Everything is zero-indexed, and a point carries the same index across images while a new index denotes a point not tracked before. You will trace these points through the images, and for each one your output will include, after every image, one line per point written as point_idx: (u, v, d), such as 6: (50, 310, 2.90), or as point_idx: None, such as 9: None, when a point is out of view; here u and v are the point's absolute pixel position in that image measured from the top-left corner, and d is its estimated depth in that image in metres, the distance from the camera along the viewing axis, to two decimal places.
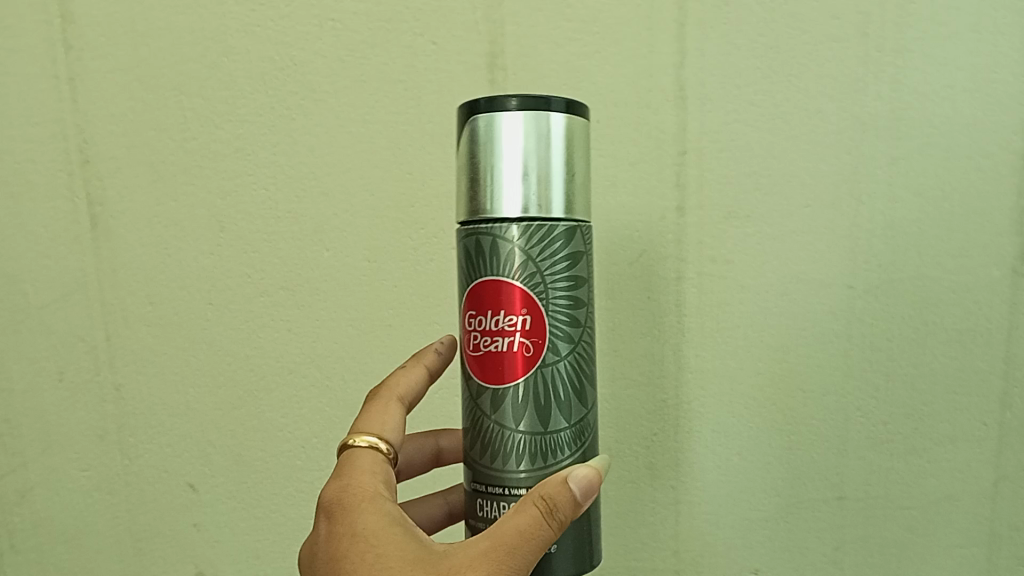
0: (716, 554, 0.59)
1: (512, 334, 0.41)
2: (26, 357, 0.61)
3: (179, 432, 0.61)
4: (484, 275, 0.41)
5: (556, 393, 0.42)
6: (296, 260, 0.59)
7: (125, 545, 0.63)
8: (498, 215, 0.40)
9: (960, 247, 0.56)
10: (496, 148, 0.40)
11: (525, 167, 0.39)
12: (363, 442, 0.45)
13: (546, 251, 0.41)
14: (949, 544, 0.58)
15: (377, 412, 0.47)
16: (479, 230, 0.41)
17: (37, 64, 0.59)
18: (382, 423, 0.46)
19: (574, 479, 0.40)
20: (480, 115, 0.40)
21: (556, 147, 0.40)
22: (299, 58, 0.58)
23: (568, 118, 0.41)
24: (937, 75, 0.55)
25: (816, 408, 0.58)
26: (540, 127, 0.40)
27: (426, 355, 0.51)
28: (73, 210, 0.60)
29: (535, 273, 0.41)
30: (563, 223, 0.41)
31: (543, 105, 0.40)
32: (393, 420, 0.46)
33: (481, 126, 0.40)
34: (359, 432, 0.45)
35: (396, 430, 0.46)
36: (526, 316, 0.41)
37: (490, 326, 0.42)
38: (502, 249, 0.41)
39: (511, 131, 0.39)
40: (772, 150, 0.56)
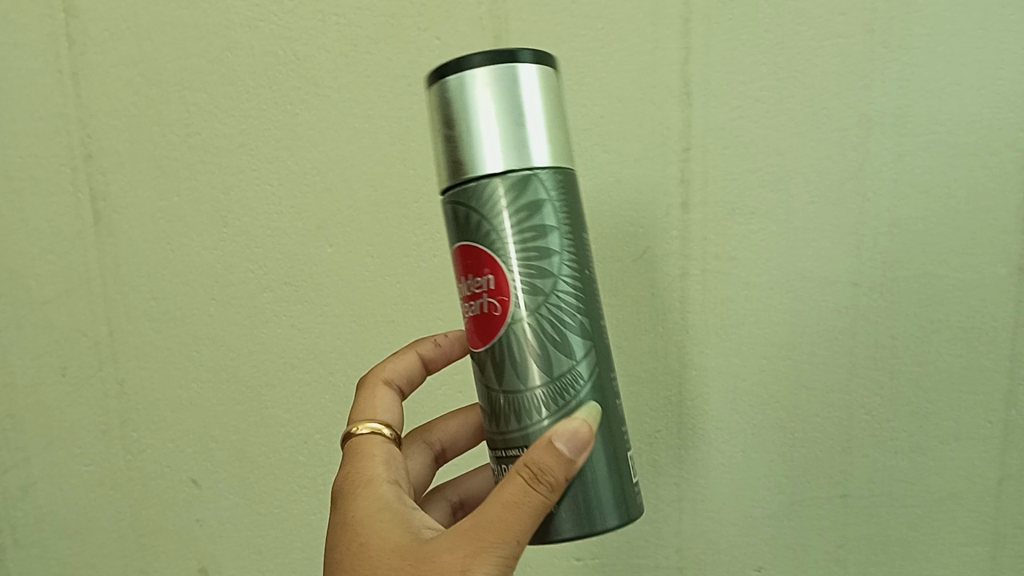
0: (719, 550, 0.59)
1: (484, 295, 0.40)
2: (29, 352, 0.61)
3: (182, 428, 0.61)
4: (470, 239, 0.40)
5: (568, 346, 0.40)
6: (299, 256, 0.59)
7: (129, 540, 0.63)
8: (481, 175, 0.39)
9: (966, 246, 0.56)
10: (466, 110, 0.38)
11: (502, 123, 0.38)
12: (364, 429, 0.46)
13: (533, 202, 0.39)
14: (951, 542, 0.59)
15: (369, 398, 0.49)
16: (462, 193, 0.40)
17: (35, 57, 0.58)
18: (378, 409, 0.48)
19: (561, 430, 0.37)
20: (447, 79, 0.39)
21: (530, 97, 0.38)
22: (302, 54, 0.57)
23: (536, 68, 0.39)
24: (945, 72, 0.55)
25: (821, 404, 0.58)
26: (506, 81, 0.38)
27: (420, 343, 0.52)
28: (75, 204, 0.59)
29: (524, 224, 0.39)
30: (546, 172, 0.40)
31: (508, 59, 0.38)
32: (386, 405, 0.48)
33: (448, 89, 0.39)
34: (361, 420, 0.47)
35: (389, 413, 0.48)
36: (490, 276, 0.40)
37: (467, 291, 0.41)
38: (489, 207, 0.39)
39: (478, 89, 0.38)
40: (778, 147, 0.56)
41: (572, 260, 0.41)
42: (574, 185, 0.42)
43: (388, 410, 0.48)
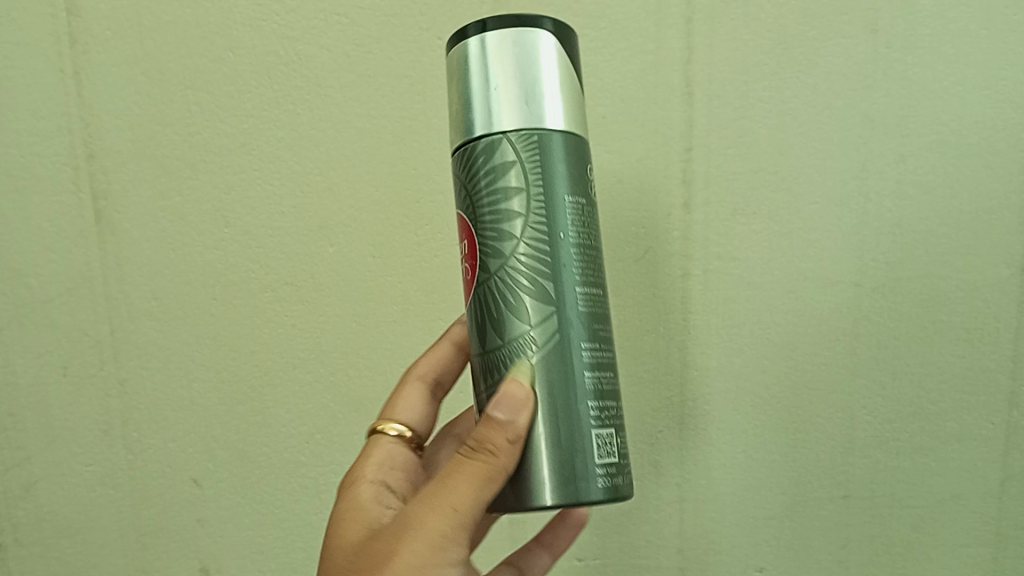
0: (720, 551, 0.59)
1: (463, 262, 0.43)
2: (30, 351, 0.61)
3: (183, 427, 0.61)
4: (473, 197, 0.41)
5: (567, 308, 0.40)
6: (301, 256, 0.59)
7: (130, 539, 0.63)
8: (492, 129, 0.39)
9: (969, 247, 0.56)
10: (474, 78, 0.39)
11: (514, 85, 0.39)
12: (389, 431, 0.50)
13: (542, 160, 0.39)
14: (953, 543, 0.59)
15: (399, 395, 0.52)
16: (471, 149, 0.40)
17: (38, 56, 0.58)
18: (404, 410, 0.51)
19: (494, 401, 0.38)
20: (466, 40, 0.40)
21: (542, 61, 0.39)
22: (304, 53, 0.57)
23: (555, 36, 0.40)
24: (948, 72, 0.55)
25: (822, 405, 0.58)
26: (523, 42, 0.39)
27: (453, 328, 0.53)
28: (77, 204, 0.59)
29: (531, 181, 0.39)
30: (558, 134, 0.40)
31: (526, 23, 0.39)
32: (413, 405, 0.51)
33: (467, 48, 0.40)
34: (387, 420, 0.51)
35: (415, 414, 0.51)
36: (466, 243, 0.42)
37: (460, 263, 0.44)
38: (497, 161, 0.39)
39: (495, 48, 0.39)
40: (780, 147, 0.56)
41: (573, 222, 0.40)
42: (588, 157, 0.42)
43: (414, 407, 0.51)
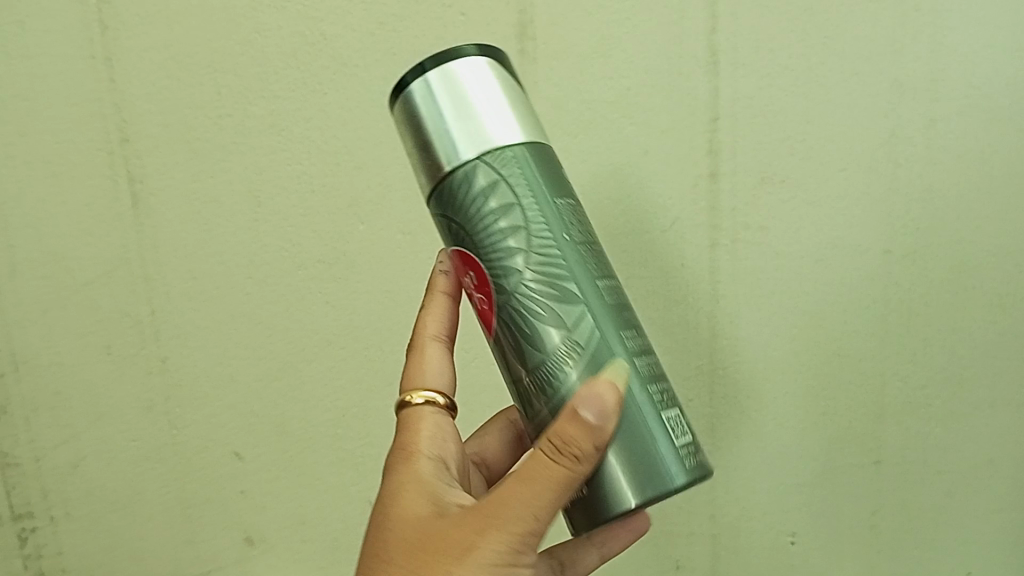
0: (753, 518, 0.61)
1: (473, 293, 0.42)
2: (72, 332, 0.62)
3: (225, 403, 0.64)
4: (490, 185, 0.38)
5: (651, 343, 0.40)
6: (332, 233, 0.60)
7: (174, 513, 0.66)
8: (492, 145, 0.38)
9: (998, 211, 0.56)
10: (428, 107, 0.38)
11: (456, 117, 0.38)
12: (419, 399, 0.42)
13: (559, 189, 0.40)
14: (982, 505, 0.61)
15: (417, 361, 0.44)
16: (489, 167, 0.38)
17: (72, 42, 0.57)
18: (425, 371, 0.43)
19: (584, 406, 0.35)
20: (412, 85, 0.39)
21: (476, 81, 0.38)
22: (329, 33, 0.57)
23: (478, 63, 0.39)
24: (979, 36, 0.54)
25: (853, 372, 0.59)
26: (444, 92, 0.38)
27: (438, 279, 0.45)
28: (113, 187, 0.60)
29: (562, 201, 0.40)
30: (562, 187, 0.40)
31: (452, 54, 0.39)
32: (439, 366, 0.43)
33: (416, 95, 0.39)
34: (415, 389, 0.43)
35: (446, 375, 0.43)
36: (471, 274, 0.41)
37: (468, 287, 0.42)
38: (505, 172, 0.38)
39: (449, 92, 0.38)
40: (808, 115, 0.55)
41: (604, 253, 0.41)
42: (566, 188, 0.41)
43: (441, 372, 0.43)
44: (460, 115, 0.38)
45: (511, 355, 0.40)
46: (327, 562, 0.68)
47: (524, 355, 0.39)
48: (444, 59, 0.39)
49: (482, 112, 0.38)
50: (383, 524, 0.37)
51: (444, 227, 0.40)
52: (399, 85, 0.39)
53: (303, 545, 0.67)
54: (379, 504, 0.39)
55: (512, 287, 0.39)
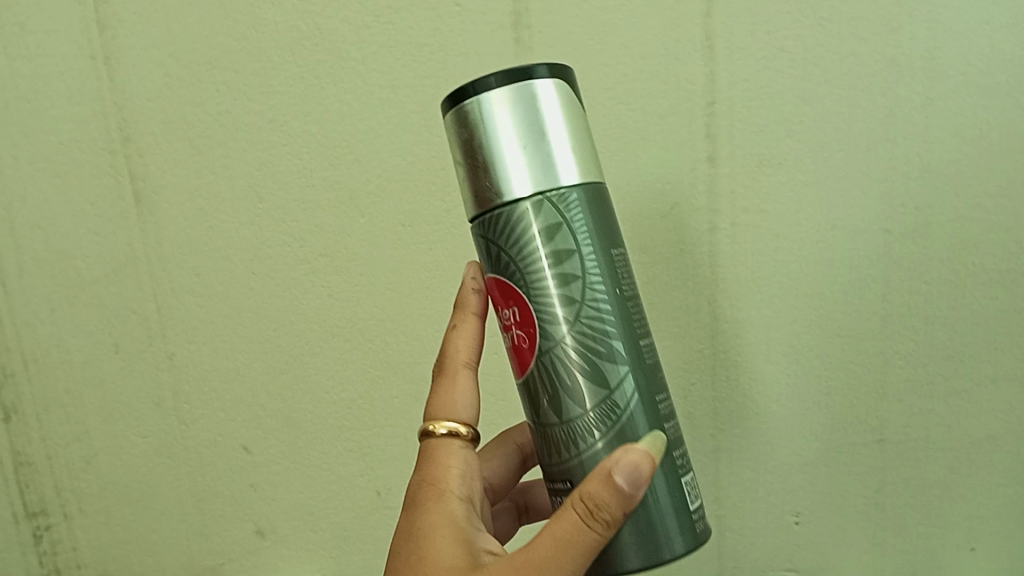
0: (756, 499, 0.62)
1: (513, 327, 0.42)
2: (84, 330, 0.64)
3: (232, 397, 0.65)
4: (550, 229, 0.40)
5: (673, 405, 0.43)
6: (333, 226, 0.60)
7: (187, 506, 0.68)
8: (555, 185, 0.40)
9: (1001, 187, 0.56)
10: (495, 125, 0.39)
11: (522, 140, 0.39)
12: (443, 430, 0.44)
13: (613, 242, 0.42)
14: (991, 483, 0.61)
15: (447, 390, 0.44)
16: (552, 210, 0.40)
17: (74, 44, 0.59)
18: (452, 404, 0.44)
19: (618, 471, 0.37)
20: (476, 99, 0.39)
21: (550, 107, 0.40)
22: (326, 26, 0.57)
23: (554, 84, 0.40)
24: (974, 12, 0.53)
25: (854, 351, 0.59)
26: (517, 109, 0.39)
27: (469, 299, 0.46)
28: (117, 186, 0.61)
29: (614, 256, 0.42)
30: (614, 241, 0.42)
31: (527, 73, 0.40)
32: (465, 397, 0.44)
33: (482, 112, 0.39)
34: (438, 419, 0.44)
35: (469, 408, 0.44)
36: (513, 309, 0.42)
37: (504, 320, 0.43)
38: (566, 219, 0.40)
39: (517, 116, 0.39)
40: (804, 96, 0.55)
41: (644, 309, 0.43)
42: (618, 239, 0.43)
43: (469, 405, 0.44)
44: (526, 142, 0.39)
45: (545, 399, 0.41)
46: (336, 556, 0.68)
47: (561, 402, 0.41)
48: (523, 78, 0.39)
49: (551, 139, 0.40)
50: (418, 565, 0.40)
51: (494, 257, 0.42)
52: (463, 94, 0.40)
53: (313, 538, 0.67)
54: (409, 543, 0.41)
55: (560, 334, 0.40)
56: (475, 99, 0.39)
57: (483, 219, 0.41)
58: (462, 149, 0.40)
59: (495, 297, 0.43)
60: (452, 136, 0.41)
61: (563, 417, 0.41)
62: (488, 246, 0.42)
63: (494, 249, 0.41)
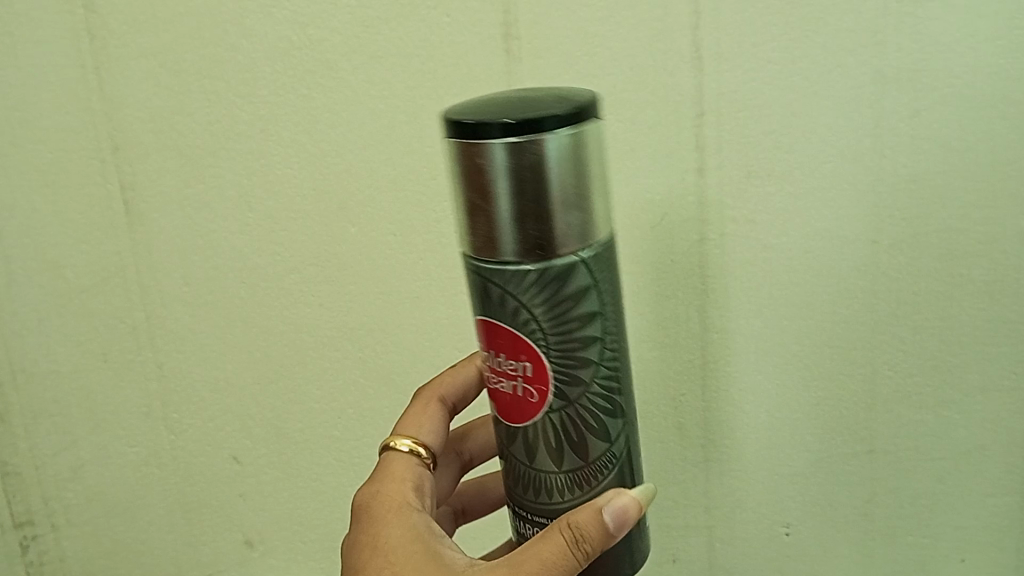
0: (746, 509, 0.63)
1: (519, 378, 0.43)
2: (72, 340, 0.64)
3: (222, 407, 0.65)
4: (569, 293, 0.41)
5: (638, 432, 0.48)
6: (324, 235, 0.60)
7: (176, 515, 0.68)
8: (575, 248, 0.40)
9: (987, 198, 0.55)
10: (513, 181, 0.38)
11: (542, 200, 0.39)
12: (402, 446, 0.50)
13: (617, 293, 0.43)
14: (979, 493, 0.61)
15: (417, 414, 0.52)
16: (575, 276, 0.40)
17: (63, 54, 0.59)
18: (419, 426, 0.52)
19: (605, 510, 0.41)
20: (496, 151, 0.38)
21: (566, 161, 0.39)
22: (316, 36, 0.57)
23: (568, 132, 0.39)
24: (960, 23, 0.52)
25: (843, 362, 0.59)
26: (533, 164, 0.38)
27: (479, 354, 0.55)
28: (107, 195, 0.61)
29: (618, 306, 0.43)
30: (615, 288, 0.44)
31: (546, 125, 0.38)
32: (430, 423, 0.52)
33: (502, 166, 0.38)
34: (399, 435, 0.51)
35: (431, 432, 0.52)
36: (525, 363, 0.42)
37: (506, 368, 0.43)
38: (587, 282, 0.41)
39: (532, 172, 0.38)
40: (791, 108, 0.55)
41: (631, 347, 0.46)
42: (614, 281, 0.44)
43: (432, 430, 0.52)
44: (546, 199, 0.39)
45: (545, 447, 0.44)
46: (327, 565, 0.68)
47: (563, 451, 0.43)
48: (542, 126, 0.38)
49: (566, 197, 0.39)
50: (389, 572, 0.42)
51: (507, 307, 0.41)
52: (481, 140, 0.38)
53: (304, 548, 0.68)
54: (375, 556, 0.43)
55: (574, 392, 0.42)
56: (521, 150, 0.38)
57: (508, 271, 0.40)
58: (497, 195, 0.39)
59: (494, 340, 0.43)
60: (482, 177, 0.39)
61: (561, 463, 0.44)
62: (504, 298, 0.41)
63: (516, 301, 0.41)
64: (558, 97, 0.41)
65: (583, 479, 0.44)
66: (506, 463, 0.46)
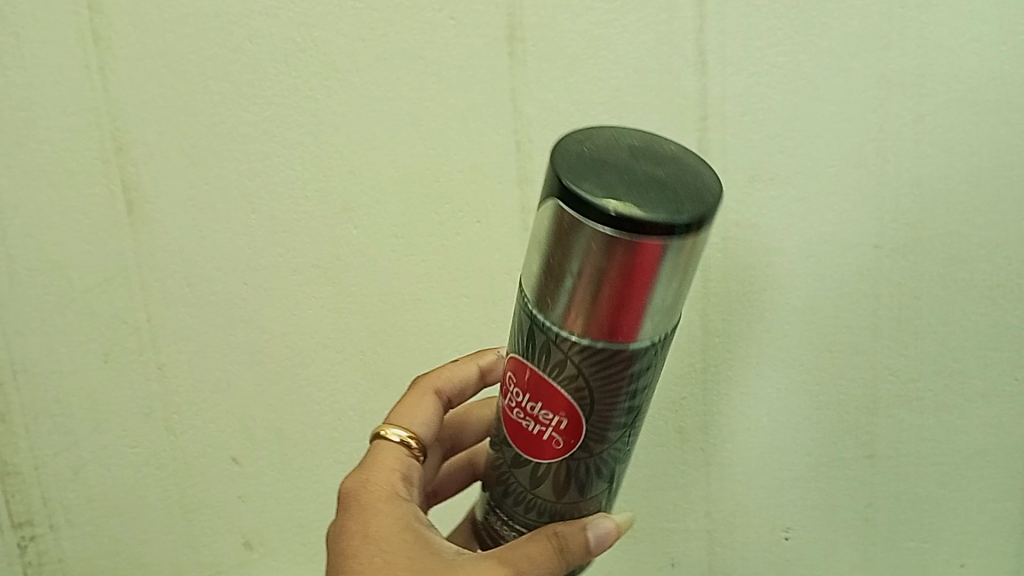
0: (747, 513, 0.63)
1: (549, 427, 0.42)
2: (74, 339, 0.64)
3: (223, 408, 0.65)
4: (615, 371, 0.39)
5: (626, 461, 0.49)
6: (327, 237, 0.60)
7: (176, 516, 0.68)
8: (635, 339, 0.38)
9: (989, 203, 0.55)
10: (599, 262, 0.35)
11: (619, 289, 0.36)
12: (392, 435, 0.50)
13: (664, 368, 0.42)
14: (980, 498, 0.61)
15: (412, 405, 0.53)
16: (625, 360, 0.39)
17: (67, 54, 0.59)
18: (411, 418, 0.52)
19: (593, 527, 0.44)
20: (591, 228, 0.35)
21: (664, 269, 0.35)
22: (321, 38, 0.57)
23: (681, 245, 0.35)
24: (963, 29, 0.53)
25: (845, 366, 0.59)
26: (629, 261, 0.35)
27: (485, 356, 0.55)
28: (110, 195, 0.61)
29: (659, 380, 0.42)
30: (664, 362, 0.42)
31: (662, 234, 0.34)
32: (421, 416, 0.52)
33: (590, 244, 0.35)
34: (389, 425, 0.51)
35: (423, 425, 0.52)
36: (563, 418, 0.41)
37: (537, 412, 0.42)
38: (635, 366, 0.39)
39: (623, 268, 0.35)
40: (795, 112, 0.55)
41: None
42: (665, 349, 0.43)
43: (425, 423, 0.52)
44: (624, 290, 0.36)
45: (552, 481, 0.43)
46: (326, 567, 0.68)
47: (566, 490, 0.44)
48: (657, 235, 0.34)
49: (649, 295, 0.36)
50: (383, 558, 0.42)
51: (546, 348, 0.39)
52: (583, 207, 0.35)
53: (305, 550, 0.68)
54: (366, 544, 0.43)
55: (596, 446, 0.42)
56: (634, 247, 0.34)
57: (574, 337, 0.38)
58: (592, 277, 0.36)
59: (530, 378, 0.41)
60: (580, 252, 0.36)
61: (561, 495, 0.44)
62: (562, 360, 0.39)
63: (572, 367, 0.39)
64: (683, 180, 0.36)
65: (574, 511, 0.45)
66: (501, 474, 0.46)
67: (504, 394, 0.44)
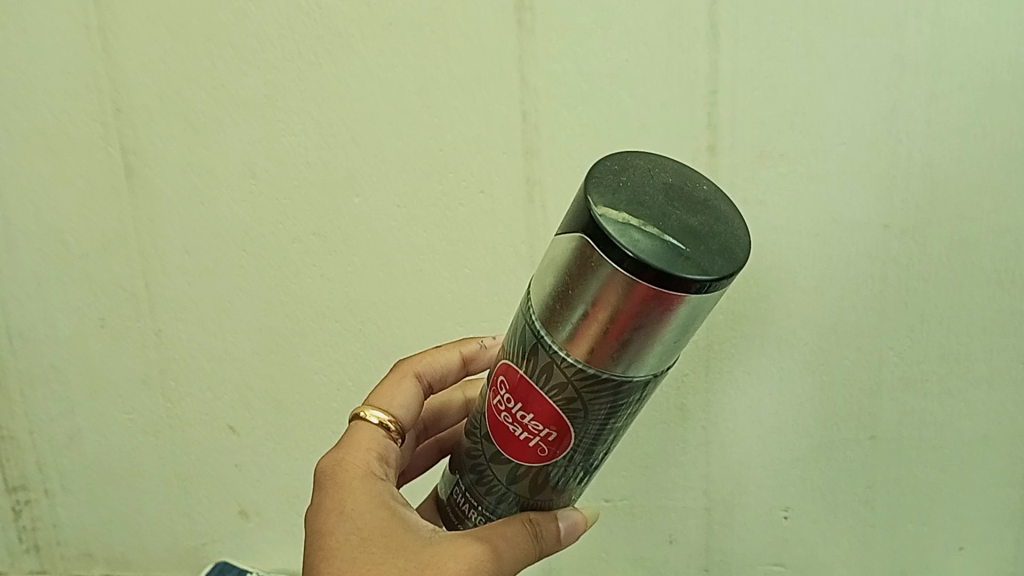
0: (746, 493, 0.63)
1: (536, 435, 0.41)
2: (71, 305, 0.64)
3: (221, 377, 0.64)
4: (609, 399, 0.39)
5: None
6: (328, 206, 0.59)
7: (172, 484, 0.68)
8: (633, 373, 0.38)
9: (1002, 186, 0.54)
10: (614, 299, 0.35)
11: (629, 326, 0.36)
12: (371, 417, 0.49)
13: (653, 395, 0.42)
14: (981, 484, 0.60)
15: (392, 387, 0.51)
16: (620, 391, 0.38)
17: (67, 14, 0.58)
18: (390, 400, 0.50)
19: (563, 518, 0.45)
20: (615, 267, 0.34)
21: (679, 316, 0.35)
22: (325, 2, 0.56)
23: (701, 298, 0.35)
24: (981, 8, 0.51)
25: (850, 347, 0.59)
26: (647, 305, 0.35)
27: (469, 343, 0.55)
28: (108, 159, 0.60)
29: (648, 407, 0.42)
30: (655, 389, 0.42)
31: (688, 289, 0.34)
32: (401, 397, 0.50)
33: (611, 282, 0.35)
34: (367, 407, 0.49)
35: (402, 406, 0.50)
36: (552, 431, 0.41)
37: (526, 421, 0.41)
38: (628, 396, 0.39)
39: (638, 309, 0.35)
40: (807, 89, 0.54)
41: None
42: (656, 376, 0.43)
43: (407, 405, 0.50)
44: (635, 330, 0.36)
45: (529, 481, 0.43)
46: None
47: (541, 492, 0.44)
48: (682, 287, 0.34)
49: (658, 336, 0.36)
50: (358, 537, 0.42)
51: (542, 366, 0.39)
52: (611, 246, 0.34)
53: (298, 523, 0.67)
54: (342, 522, 0.43)
55: (577, 459, 0.42)
56: (656, 294, 0.34)
57: (576, 362, 0.38)
58: (604, 311, 0.35)
59: (520, 384, 0.40)
60: (598, 286, 0.35)
61: (537, 492, 0.44)
62: (561, 382, 0.39)
63: (569, 390, 0.39)
64: (713, 228, 0.36)
65: (545, 507, 0.45)
66: (476, 463, 0.45)
67: (492, 396, 0.43)
